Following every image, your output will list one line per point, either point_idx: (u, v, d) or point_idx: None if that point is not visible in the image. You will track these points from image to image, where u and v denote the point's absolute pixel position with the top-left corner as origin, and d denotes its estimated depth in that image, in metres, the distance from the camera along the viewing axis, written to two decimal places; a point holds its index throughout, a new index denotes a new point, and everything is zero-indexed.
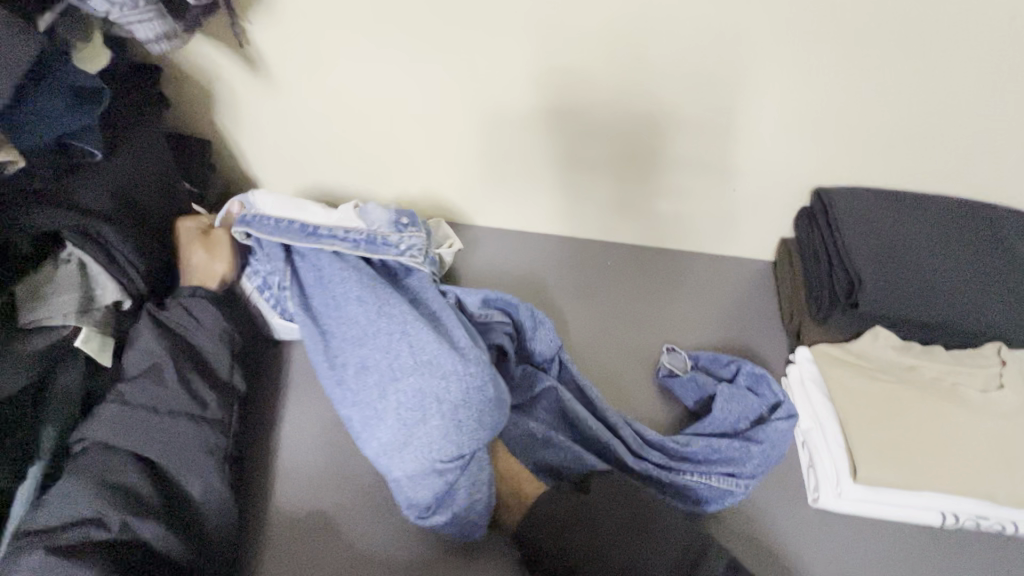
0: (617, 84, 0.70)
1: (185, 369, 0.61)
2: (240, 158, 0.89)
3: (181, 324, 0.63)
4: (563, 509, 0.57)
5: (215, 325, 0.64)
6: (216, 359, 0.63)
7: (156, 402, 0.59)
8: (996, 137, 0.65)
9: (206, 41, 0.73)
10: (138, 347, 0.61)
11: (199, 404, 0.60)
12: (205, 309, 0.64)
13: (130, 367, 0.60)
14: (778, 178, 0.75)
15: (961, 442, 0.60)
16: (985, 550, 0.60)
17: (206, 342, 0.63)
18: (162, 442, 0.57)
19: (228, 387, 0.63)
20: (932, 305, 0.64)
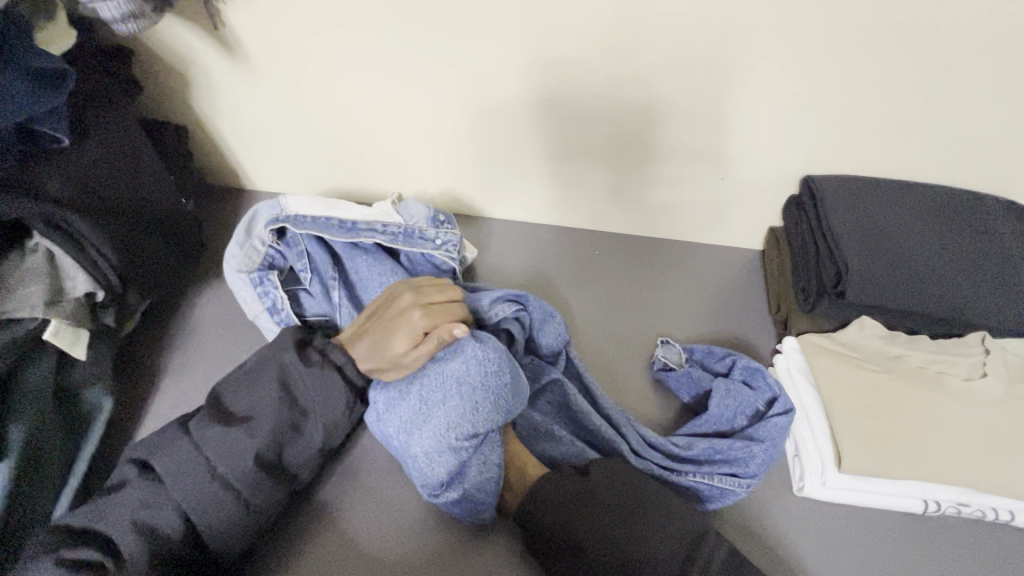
0: (605, 75, 0.69)
1: (274, 435, 0.56)
2: (220, 144, 0.87)
3: (303, 390, 0.59)
4: (569, 493, 0.57)
5: (347, 401, 0.60)
6: (300, 445, 0.58)
7: (227, 466, 0.54)
8: (984, 123, 0.64)
9: (179, 21, 0.70)
10: (251, 394, 0.58)
11: (254, 488, 0.55)
12: (338, 389, 0.60)
13: (236, 408, 0.58)
14: (767, 166, 0.74)
15: (944, 429, 0.60)
16: (967, 535, 0.61)
17: (312, 419, 0.59)
18: (202, 498, 0.53)
19: (289, 470, 0.58)
20: (918, 293, 0.64)
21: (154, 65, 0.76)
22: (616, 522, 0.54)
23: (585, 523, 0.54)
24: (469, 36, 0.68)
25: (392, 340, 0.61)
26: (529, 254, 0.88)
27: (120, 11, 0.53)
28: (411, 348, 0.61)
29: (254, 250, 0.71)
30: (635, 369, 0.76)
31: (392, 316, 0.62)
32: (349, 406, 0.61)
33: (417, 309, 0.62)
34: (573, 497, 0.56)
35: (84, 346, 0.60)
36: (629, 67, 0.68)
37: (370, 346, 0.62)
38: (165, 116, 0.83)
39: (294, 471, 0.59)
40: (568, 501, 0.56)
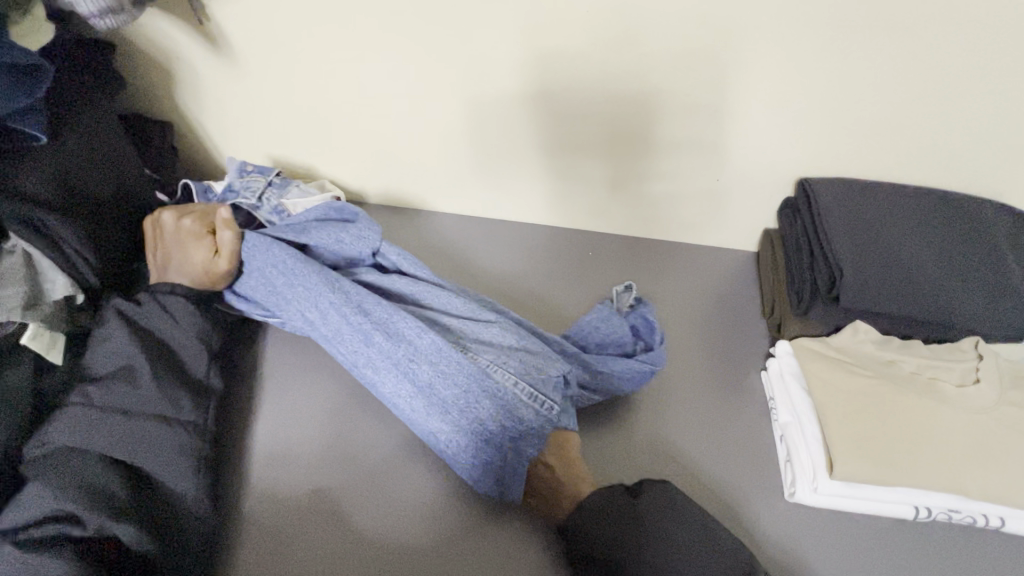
0: (603, 67, 0.68)
1: (158, 367, 0.58)
2: (206, 141, 0.85)
3: (157, 322, 0.61)
4: (611, 508, 0.54)
5: (189, 319, 0.62)
6: (192, 361, 0.61)
7: (135, 405, 0.56)
8: (977, 128, 0.65)
9: (166, 16, 0.69)
10: (113, 342, 0.58)
11: (175, 407, 0.57)
12: (190, 304, 0.63)
13: (98, 368, 0.57)
14: (760, 167, 0.74)
15: (935, 435, 0.60)
16: (958, 542, 0.60)
17: (189, 338, 0.62)
18: (126, 441, 0.54)
19: (205, 385, 0.61)
20: (912, 298, 0.64)
21: (138, 59, 0.74)
22: (650, 532, 0.52)
23: (615, 533, 0.52)
24: (462, 31, 0.68)
25: (191, 258, 0.65)
26: (521, 252, 0.86)
27: (97, 6, 0.51)
28: (212, 256, 0.65)
29: None
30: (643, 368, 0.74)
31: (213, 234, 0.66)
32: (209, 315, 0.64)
33: (184, 217, 0.67)
34: (609, 511, 0.54)
35: (60, 349, 0.58)
36: (623, 62, 0.67)
37: (179, 274, 0.65)
38: (147, 111, 0.81)
39: (203, 380, 0.61)
40: (605, 514, 0.54)
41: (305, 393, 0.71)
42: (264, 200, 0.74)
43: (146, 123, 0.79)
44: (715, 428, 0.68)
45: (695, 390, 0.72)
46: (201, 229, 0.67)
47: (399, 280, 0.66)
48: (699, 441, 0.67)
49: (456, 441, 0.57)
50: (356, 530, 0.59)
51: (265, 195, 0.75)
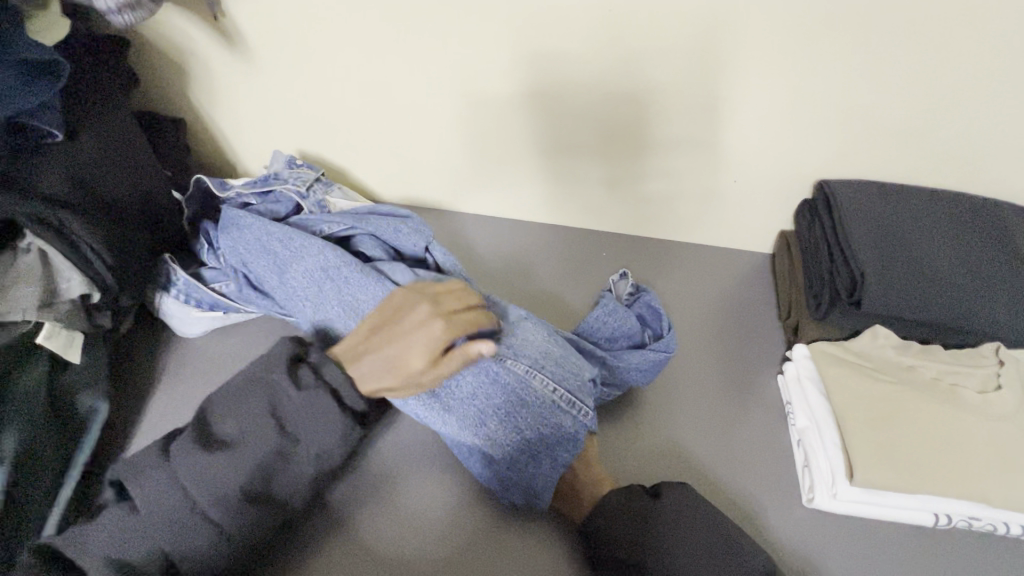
0: (604, 67, 0.68)
1: (225, 467, 0.50)
2: (218, 139, 0.84)
3: (298, 419, 0.53)
4: (632, 514, 0.54)
5: (329, 450, 0.53)
6: (285, 479, 0.52)
7: (204, 500, 0.50)
8: (1003, 130, 0.63)
9: (180, 13, 0.68)
10: (244, 413, 0.53)
11: (226, 520, 0.50)
12: (329, 406, 0.53)
13: (225, 433, 0.52)
14: (780, 169, 0.73)
15: (956, 442, 0.59)
16: (978, 550, 0.60)
17: (310, 450, 0.53)
18: (177, 536, 0.49)
19: (269, 499, 0.52)
20: (934, 302, 0.63)
21: (152, 55, 0.74)
22: (673, 542, 0.52)
23: (637, 541, 0.52)
24: (479, 29, 0.67)
25: (405, 353, 0.55)
26: (535, 253, 0.84)
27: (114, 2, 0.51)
28: (428, 367, 0.54)
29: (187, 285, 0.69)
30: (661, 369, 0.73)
31: (406, 328, 0.56)
32: (346, 438, 0.54)
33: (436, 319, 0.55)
34: (631, 518, 0.54)
35: (78, 349, 0.58)
36: (644, 61, 0.66)
37: (382, 366, 0.55)
38: (159, 109, 0.80)
39: (282, 499, 0.53)
40: (628, 521, 0.54)
41: None
42: (311, 192, 0.75)
43: (159, 120, 0.78)
44: (730, 430, 0.68)
45: (708, 392, 0.71)
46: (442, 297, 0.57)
47: (404, 268, 0.64)
48: (713, 441, 0.67)
49: (490, 451, 0.56)
50: (362, 541, 0.58)
51: (312, 187, 0.76)
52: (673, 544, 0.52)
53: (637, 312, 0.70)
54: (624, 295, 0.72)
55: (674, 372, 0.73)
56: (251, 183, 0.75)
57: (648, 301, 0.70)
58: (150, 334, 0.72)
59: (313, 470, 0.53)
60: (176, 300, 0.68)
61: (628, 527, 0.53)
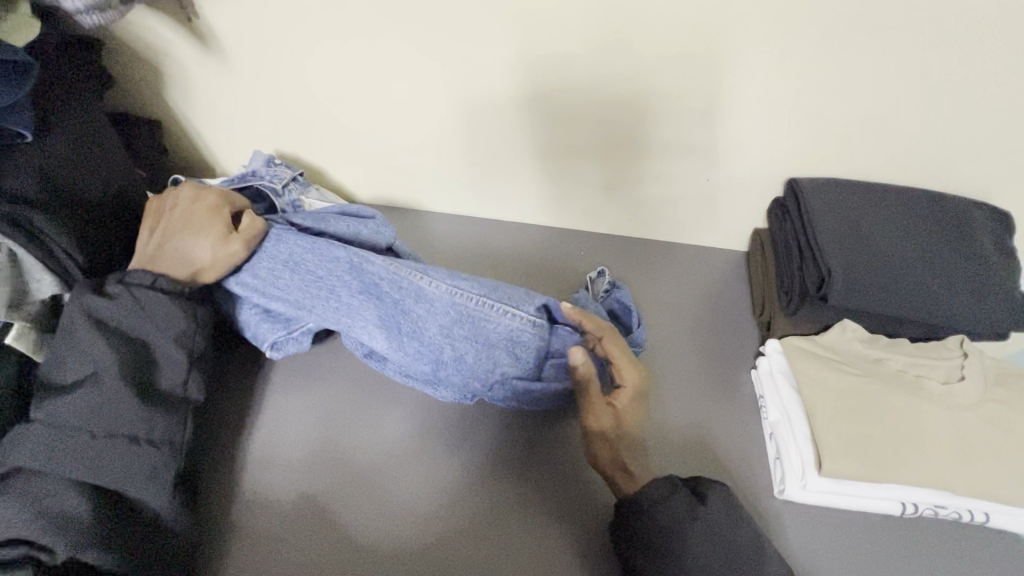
0: (607, 68, 0.68)
1: (119, 375, 0.53)
2: (195, 141, 0.84)
3: (129, 323, 0.55)
4: (677, 509, 0.52)
5: (175, 324, 0.57)
6: (168, 371, 0.56)
7: (104, 421, 0.52)
8: (963, 128, 0.65)
9: (154, 16, 0.69)
10: (65, 347, 0.53)
11: (146, 424, 0.53)
12: (163, 305, 0.57)
13: (65, 376, 0.53)
14: (752, 166, 0.74)
15: (921, 432, 0.61)
16: (944, 537, 0.61)
17: (164, 347, 0.56)
18: (93, 461, 0.51)
19: (180, 396, 0.57)
20: (899, 298, 0.65)
21: (126, 56, 0.74)
22: (710, 544, 0.51)
23: (677, 536, 0.51)
24: (453, 31, 0.68)
25: (195, 247, 0.60)
26: (512, 252, 0.85)
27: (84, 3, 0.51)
28: (222, 243, 0.60)
29: None
30: (642, 370, 0.73)
31: (179, 216, 0.61)
32: (190, 312, 0.58)
33: (199, 197, 0.63)
34: (675, 513, 0.52)
35: (48, 350, 0.57)
36: (618, 61, 0.67)
37: (176, 259, 0.59)
38: (135, 110, 0.81)
39: (180, 395, 0.57)
40: (669, 517, 0.52)
41: (296, 394, 0.71)
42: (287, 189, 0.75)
43: (134, 121, 0.78)
44: (703, 422, 0.69)
45: (681, 385, 0.72)
46: (219, 207, 0.63)
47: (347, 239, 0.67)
48: (689, 435, 0.67)
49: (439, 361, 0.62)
50: (346, 534, 0.59)
51: (288, 185, 0.76)
52: (709, 543, 0.51)
53: (609, 308, 0.71)
54: (600, 292, 0.73)
55: (654, 371, 0.73)
56: (227, 179, 0.75)
57: (620, 299, 0.71)
58: None
59: (186, 359, 0.57)
60: None
61: (666, 519, 0.52)
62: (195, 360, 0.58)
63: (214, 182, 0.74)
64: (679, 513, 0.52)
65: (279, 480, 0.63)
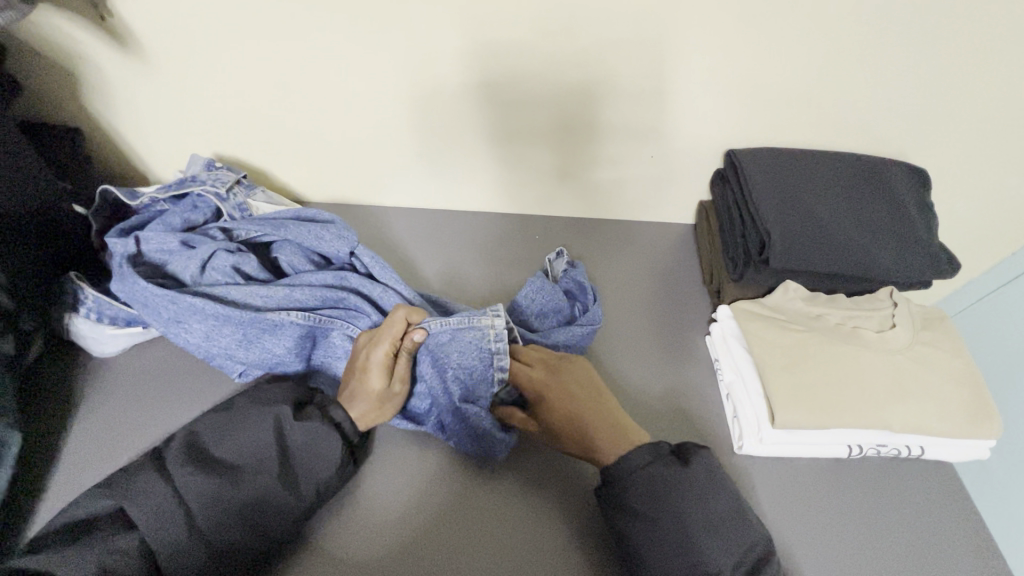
0: (547, 54, 0.69)
1: (221, 487, 0.51)
2: (122, 147, 0.80)
3: (297, 448, 0.55)
4: (642, 477, 0.52)
5: (332, 456, 0.56)
6: (288, 502, 0.53)
7: (198, 508, 0.50)
8: (880, 92, 0.70)
9: (60, 13, 0.64)
10: (242, 434, 0.54)
11: (213, 535, 0.50)
12: (330, 442, 0.56)
13: (222, 453, 0.53)
14: (694, 141, 0.77)
15: (860, 378, 0.65)
16: (887, 470, 0.67)
17: (311, 480, 0.55)
18: (171, 538, 0.49)
19: (267, 531, 0.52)
20: (831, 256, 0.69)
21: (34, 59, 0.69)
22: (689, 500, 0.51)
23: (657, 493, 0.52)
24: (387, 19, 0.66)
25: (366, 383, 0.59)
26: (470, 243, 0.85)
27: None
28: (390, 384, 0.59)
29: (98, 309, 0.65)
30: (605, 347, 0.75)
31: (357, 366, 0.59)
32: (340, 468, 0.57)
33: (374, 344, 0.59)
34: (657, 474, 0.52)
35: None
36: (557, 43, 0.68)
37: (357, 398, 0.59)
38: (51, 118, 0.75)
39: (275, 530, 0.52)
40: (653, 479, 0.52)
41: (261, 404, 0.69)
42: (231, 193, 0.72)
43: (53, 130, 0.73)
44: (667, 390, 0.71)
45: (643, 357, 0.74)
46: (384, 359, 0.58)
47: (286, 246, 0.68)
48: (653, 404, 0.70)
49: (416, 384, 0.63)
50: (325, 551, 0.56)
51: (233, 188, 0.73)
52: (684, 505, 0.51)
53: (565, 287, 0.72)
54: (558, 274, 0.74)
55: (618, 347, 0.75)
56: (164, 185, 0.71)
57: (579, 278, 0.73)
58: (64, 360, 0.67)
59: (314, 498, 0.55)
60: (87, 320, 0.65)
61: (634, 492, 0.52)
62: (318, 502, 0.55)
63: (149, 189, 0.71)
64: (661, 474, 0.52)
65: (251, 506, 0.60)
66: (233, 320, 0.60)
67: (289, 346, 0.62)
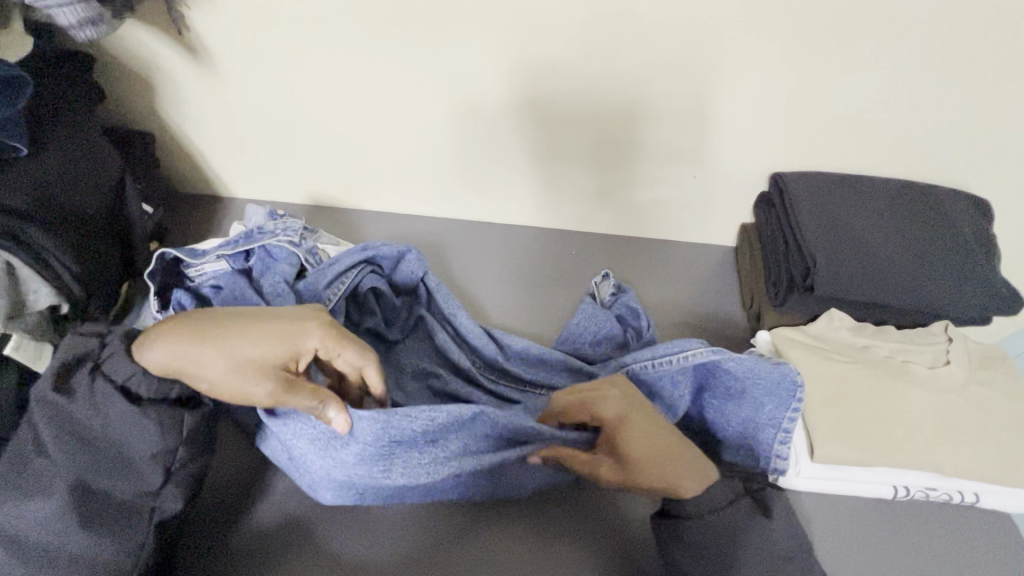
0: (594, 77, 0.70)
1: (42, 504, 0.47)
2: (188, 152, 0.85)
3: (95, 423, 0.49)
4: (722, 524, 0.51)
5: (127, 416, 0.48)
6: (136, 480, 0.50)
7: (44, 537, 0.47)
8: (943, 120, 0.67)
9: (144, 28, 0.69)
10: (43, 437, 0.49)
11: (85, 541, 0.48)
12: (121, 407, 0.48)
13: (31, 467, 0.48)
14: (737, 163, 0.76)
15: (911, 416, 0.62)
16: (938, 516, 0.63)
17: (140, 451, 0.49)
18: (44, 572, 0.47)
19: (139, 508, 0.50)
20: (882, 285, 0.66)
21: (117, 70, 0.75)
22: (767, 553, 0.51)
23: (732, 542, 0.51)
24: (440, 39, 0.68)
25: (228, 350, 0.47)
26: (507, 257, 0.87)
27: (77, 18, 0.52)
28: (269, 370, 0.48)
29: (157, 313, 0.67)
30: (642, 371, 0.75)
31: (271, 321, 0.50)
32: (164, 424, 0.49)
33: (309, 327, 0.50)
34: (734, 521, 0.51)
35: (48, 360, 0.60)
36: (604, 67, 0.68)
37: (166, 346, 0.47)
38: (129, 123, 0.82)
39: (145, 505, 0.50)
40: (734, 525, 0.51)
41: None
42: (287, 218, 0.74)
43: (129, 137, 0.80)
44: None
45: None
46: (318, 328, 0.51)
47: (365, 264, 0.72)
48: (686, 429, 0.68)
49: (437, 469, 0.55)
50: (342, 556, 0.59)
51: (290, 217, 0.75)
52: (761, 546, 0.51)
53: (617, 312, 0.74)
54: (606, 297, 0.76)
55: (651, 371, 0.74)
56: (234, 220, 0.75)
57: (628, 299, 0.75)
58: None
59: (165, 466, 0.50)
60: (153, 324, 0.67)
61: (706, 537, 0.51)
62: (180, 462, 0.51)
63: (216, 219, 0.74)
64: (744, 514, 0.52)
65: (263, 506, 0.63)
66: (382, 454, 0.53)
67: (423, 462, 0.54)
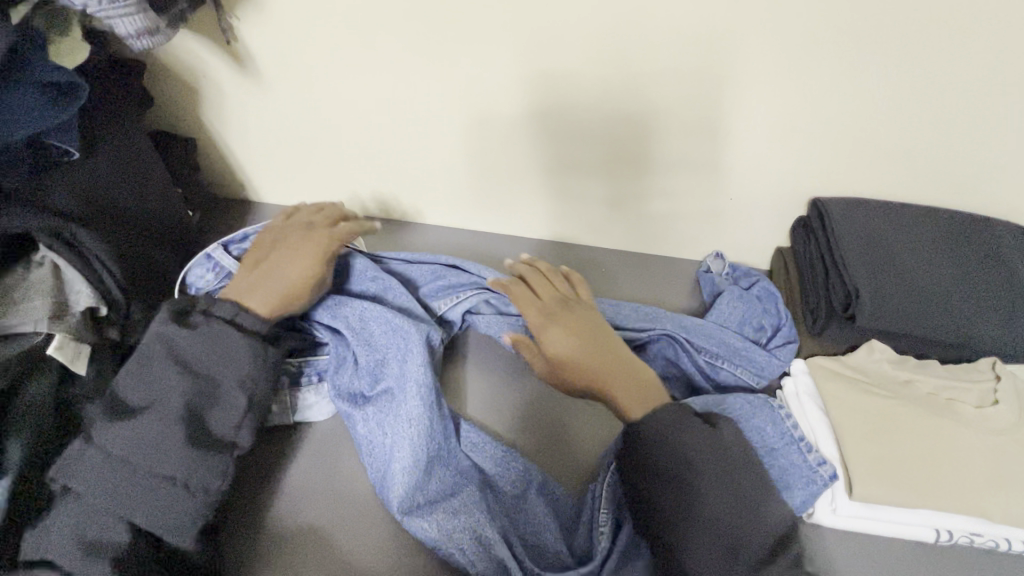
0: (633, 95, 0.69)
1: (140, 428, 0.51)
2: (227, 157, 0.87)
3: (196, 357, 0.54)
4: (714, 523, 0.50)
5: (240, 352, 0.55)
6: (226, 412, 0.54)
7: (146, 459, 0.51)
8: (997, 149, 0.65)
9: (192, 37, 0.71)
10: (141, 378, 0.53)
11: (183, 466, 0.51)
12: (231, 339, 0.55)
13: (135, 401, 0.53)
14: (776, 184, 0.74)
15: (958, 457, 0.60)
16: (983, 563, 0.60)
17: (231, 381, 0.55)
18: (129, 492, 0.50)
19: (227, 441, 0.54)
20: (927, 319, 0.64)
21: (164, 77, 0.76)
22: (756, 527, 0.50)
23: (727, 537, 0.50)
24: (481, 55, 0.68)
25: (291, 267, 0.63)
26: None
27: (135, 29, 0.54)
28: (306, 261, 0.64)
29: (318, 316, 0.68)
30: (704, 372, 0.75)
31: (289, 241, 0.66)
32: (261, 352, 0.56)
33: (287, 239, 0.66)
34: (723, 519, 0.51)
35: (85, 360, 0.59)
36: (644, 85, 0.68)
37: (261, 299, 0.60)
38: (171, 128, 0.84)
39: (230, 437, 0.54)
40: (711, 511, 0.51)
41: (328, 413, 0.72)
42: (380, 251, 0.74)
43: (172, 140, 0.82)
44: None
45: None
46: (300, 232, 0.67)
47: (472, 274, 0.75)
48: None
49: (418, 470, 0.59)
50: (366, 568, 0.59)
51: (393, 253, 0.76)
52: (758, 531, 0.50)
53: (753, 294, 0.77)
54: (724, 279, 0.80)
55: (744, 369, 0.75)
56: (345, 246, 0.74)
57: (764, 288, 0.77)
58: None
59: (250, 398, 0.55)
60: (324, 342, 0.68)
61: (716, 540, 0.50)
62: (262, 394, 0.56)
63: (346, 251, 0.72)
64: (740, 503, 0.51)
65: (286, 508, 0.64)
66: (399, 424, 0.61)
67: (415, 449, 0.59)
